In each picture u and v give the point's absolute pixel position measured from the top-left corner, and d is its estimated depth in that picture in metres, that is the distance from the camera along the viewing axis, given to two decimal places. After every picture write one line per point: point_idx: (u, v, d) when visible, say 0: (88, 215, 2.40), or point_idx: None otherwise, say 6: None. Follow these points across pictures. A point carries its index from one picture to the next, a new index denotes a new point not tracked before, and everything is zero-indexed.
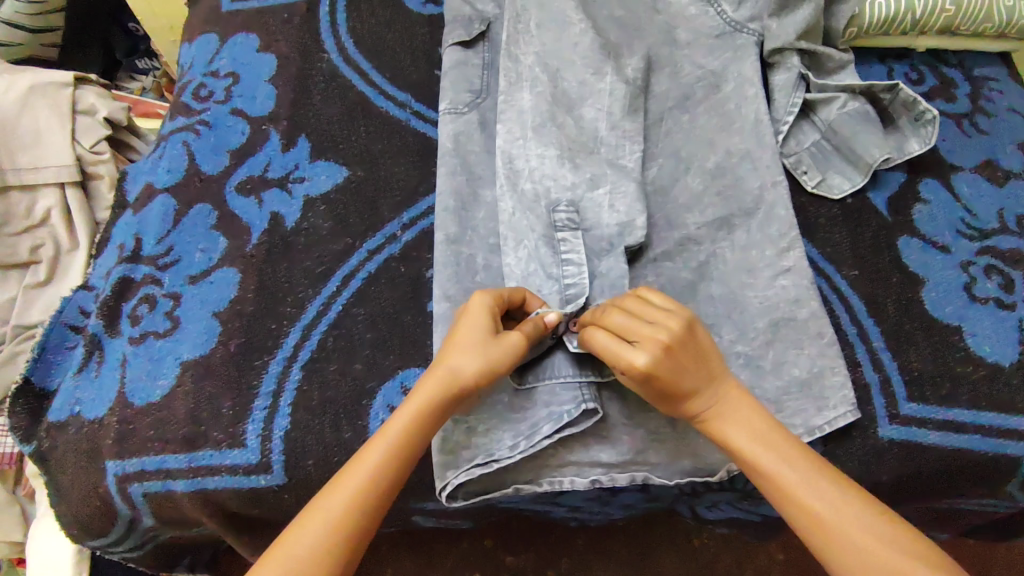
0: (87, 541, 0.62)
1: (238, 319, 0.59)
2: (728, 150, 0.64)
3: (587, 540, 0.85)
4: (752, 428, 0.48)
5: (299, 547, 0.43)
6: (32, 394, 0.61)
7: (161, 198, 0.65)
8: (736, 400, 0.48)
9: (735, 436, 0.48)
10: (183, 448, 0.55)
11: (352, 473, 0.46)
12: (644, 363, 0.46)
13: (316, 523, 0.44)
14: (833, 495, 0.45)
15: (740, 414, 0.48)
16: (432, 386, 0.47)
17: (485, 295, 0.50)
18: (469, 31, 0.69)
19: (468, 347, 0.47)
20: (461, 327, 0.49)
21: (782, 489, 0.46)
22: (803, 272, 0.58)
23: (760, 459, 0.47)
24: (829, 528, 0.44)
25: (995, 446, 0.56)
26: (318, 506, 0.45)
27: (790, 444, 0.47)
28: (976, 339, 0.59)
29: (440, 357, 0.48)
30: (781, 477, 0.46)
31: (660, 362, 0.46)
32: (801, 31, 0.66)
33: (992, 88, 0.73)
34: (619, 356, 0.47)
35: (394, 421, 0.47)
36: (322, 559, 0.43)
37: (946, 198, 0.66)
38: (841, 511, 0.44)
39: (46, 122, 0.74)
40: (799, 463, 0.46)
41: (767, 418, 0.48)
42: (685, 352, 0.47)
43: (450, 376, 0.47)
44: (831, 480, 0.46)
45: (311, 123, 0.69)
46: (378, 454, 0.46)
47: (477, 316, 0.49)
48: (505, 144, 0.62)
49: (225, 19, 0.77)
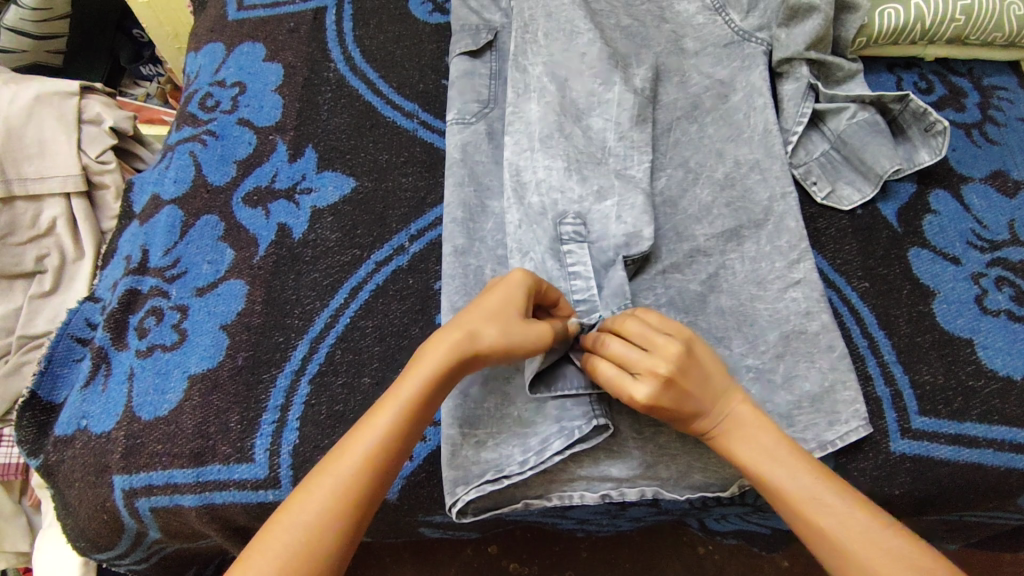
0: (93, 554, 0.61)
1: (245, 332, 0.59)
2: (737, 160, 0.64)
3: (591, 550, 0.85)
4: (759, 444, 0.47)
5: (301, 517, 0.43)
6: (38, 407, 0.60)
7: (168, 210, 0.65)
8: (743, 416, 0.48)
9: (743, 454, 0.47)
10: (191, 462, 0.54)
11: (362, 437, 0.45)
12: (645, 397, 0.47)
13: (321, 492, 0.43)
14: (841, 507, 0.44)
15: (748, 431, 0.48)
16: (448, 349, 0.46)
17: (521, 270, 0.49)
18: (476, 41, 0.68)
19: (494, 319, 0.47)
20: (489, 297, 0.48)
21: (788, 500, 0.46)
22: (813, 284, 0.58)
23: (766, 475, 0.47)
24: (835, 541, 0.44)
25: (1008, 460, 0.55)
26: (324, 475, 0.44)
27: (799, 457, 0.47)
28: (988, 353, 0.58)
29: (461, 321, 0.48)
30: (788, 488, 0.46)
31: (662, 395, 0.47)
32: (811, 42, 0.65)
33: (1002, 97, 0.72)
34: (621, 390, 0.48)
35: (407, 383, 0.46)
36: (327, 526, 0.43)
37: (957, 209, 0.65)
38: (849, 524, 0.44)
39: (51, 131, 0.73)
40: (805, 476, 0.46)
41: (774, 431, 0.48)
42: (687, 380, 0.47)
43: (469, 342, 0.47)
44: (839, 491, 0.45)
45: (318, 134, 0.68)
46: (388, 417, 0.45)
47: (509, 289, 0.48)
48: (512, 156, 0.62)
49: (231, 28, 0.76)
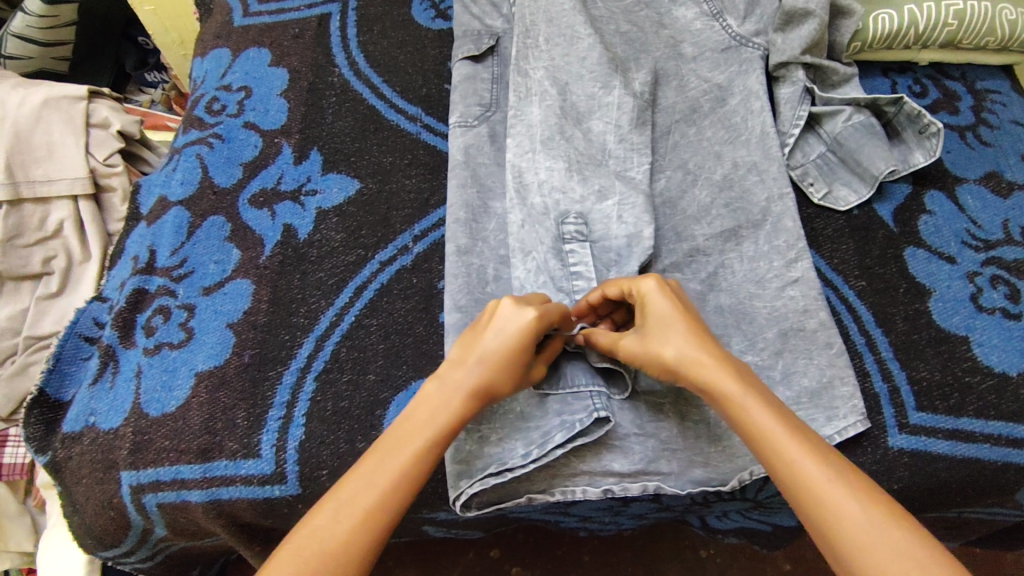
0: (99, 552, 0.62)
1: (252, 330, 0.60)
2: (735, 162, 0.65)
3: (593, 555, 0.85)
4: (763, 398, 0.45)
5: (320, 543, 0.42)
6: (47, 405, 0.61)
7: (175, 210, 0.66)
8: (745, 369, 0.48)
9: (747, 403, 0.45)
10: (198, 458, 0.55)
11: (384, 465, 0.45)
12: (654, 286, 0.49)
13: (344, 526, 0.43)
14: (837, 473, 0.42)
15: (751, 383, 0.46)
16: (468, 398, 0.47)
17: (537, 315, 0.48)
18: (479, 46, 0.70)
19: (511, 368, 0.48)
20: (506, 343, 0.47)
21: (780, 456, 0.43)
22: (811, 282, 0.59)
23: (768, 430, 0.44)
24: (829, 506, 0.41)
25: (1004, 455, 0.56)
26: (341, 498, 0.44)
27: (797, 424, 0.45)
28: (984, 350, 0.59)
29: (478, 369, 0.47)
30: (781, 446, 0.43)
31: (667, 292, 0.50)
32: (807, 46, 0.66)
33: (995, 100, 0.74)
34: (633, 282, 0.51)
35: (428, 427, 0.46)
36: (346, 552, 0.42)
37: (952, 210, 0.66)
38: (844, 490, 0.41)
39: (60, 135, 0.75)
40: (804, 438, 0.43)
41: (773, 398, 0.46)
42: (683, 298, 0.51)
43: (488, 389, 0.48)
44: (839, 463, 0.42)
45: (323, 137, 0.70)
46: (411, 458, 0.45)
47: (526, 337, 0.47)
48: (514, 158, 0.63)
49: (237, 34, 0.78)
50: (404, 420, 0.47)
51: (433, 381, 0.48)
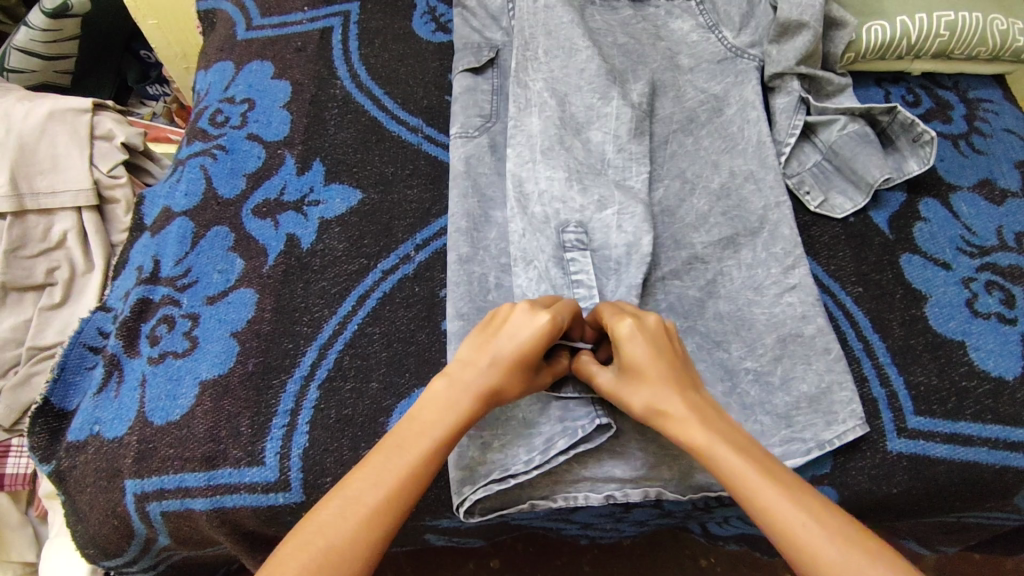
0: (101, 561, 0.62)
1: (256, 338, 0.60)
2: (731, 171, 0.66)
3: (593, 564, 0.85)
4: (732, 440, 0.45)
5: (326, 542, 0.41)
6: (51, 414, 0.61)
7: (179, 221, 0.67)
8: (715, 411, 0.47)
9: (715, 447, 0.45)
10: (202, 466, 0.55)
11: (390, 464, 0.44)
12: (624, 332, 0.49)
13: (351, 524, 0.42)
14: (812, 513, 0.41)
15: (717, 424, 0.46)
16: (476, 399, 0.47)
17: (551, 319, 0.49)
18: (479, 58, 0.71)
19: (519, 372, 0.49)
20: (519, 347, 0.48)
21: (751, 502, 0.43)
22: (808, 289, 0.59)
23: (739, 471, 0.43)
24: (806, 548, 0.40)
25: (1002, 458, 0.57)
26: (348, 498, 0.43)
27: (769, 463, 0.44)
28: (980, 355, 0.60)
29: (489, 370, 0.48)
30: (751, 491, 0.43)
31: (637, 336, 0.49)
32: (801, 57, 0.67)
33: (987, 109, 0.75)
34: (608, 321, 0.50)
35: (436, 426, 0.46)
36: (352, 549, 0.41)
37: (946, 216, 0.67)
38: (819, 532, 0.40)
39: (64, 146, 0.75)
40: (777, 475, 0.43)
41: (745, 437, 0.46)
42: (661, 336, 0.50)
43: (495, 393, 0.48)
44: (812, 499, 0.42)
45: (325, 149, 0.71)
46: (417, 456, 0.45)
47: (539, 342, 0.48)
48: (514, 167, 0.64)
49: (240, 47, 0.79)
50: (410, 419, 0.47)
51: (441, 380, 0.48)
